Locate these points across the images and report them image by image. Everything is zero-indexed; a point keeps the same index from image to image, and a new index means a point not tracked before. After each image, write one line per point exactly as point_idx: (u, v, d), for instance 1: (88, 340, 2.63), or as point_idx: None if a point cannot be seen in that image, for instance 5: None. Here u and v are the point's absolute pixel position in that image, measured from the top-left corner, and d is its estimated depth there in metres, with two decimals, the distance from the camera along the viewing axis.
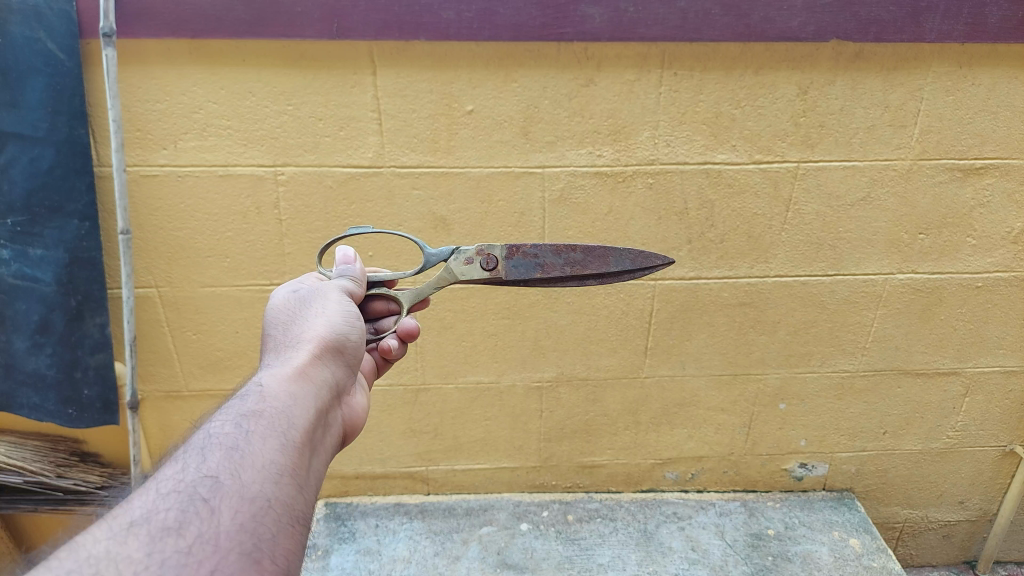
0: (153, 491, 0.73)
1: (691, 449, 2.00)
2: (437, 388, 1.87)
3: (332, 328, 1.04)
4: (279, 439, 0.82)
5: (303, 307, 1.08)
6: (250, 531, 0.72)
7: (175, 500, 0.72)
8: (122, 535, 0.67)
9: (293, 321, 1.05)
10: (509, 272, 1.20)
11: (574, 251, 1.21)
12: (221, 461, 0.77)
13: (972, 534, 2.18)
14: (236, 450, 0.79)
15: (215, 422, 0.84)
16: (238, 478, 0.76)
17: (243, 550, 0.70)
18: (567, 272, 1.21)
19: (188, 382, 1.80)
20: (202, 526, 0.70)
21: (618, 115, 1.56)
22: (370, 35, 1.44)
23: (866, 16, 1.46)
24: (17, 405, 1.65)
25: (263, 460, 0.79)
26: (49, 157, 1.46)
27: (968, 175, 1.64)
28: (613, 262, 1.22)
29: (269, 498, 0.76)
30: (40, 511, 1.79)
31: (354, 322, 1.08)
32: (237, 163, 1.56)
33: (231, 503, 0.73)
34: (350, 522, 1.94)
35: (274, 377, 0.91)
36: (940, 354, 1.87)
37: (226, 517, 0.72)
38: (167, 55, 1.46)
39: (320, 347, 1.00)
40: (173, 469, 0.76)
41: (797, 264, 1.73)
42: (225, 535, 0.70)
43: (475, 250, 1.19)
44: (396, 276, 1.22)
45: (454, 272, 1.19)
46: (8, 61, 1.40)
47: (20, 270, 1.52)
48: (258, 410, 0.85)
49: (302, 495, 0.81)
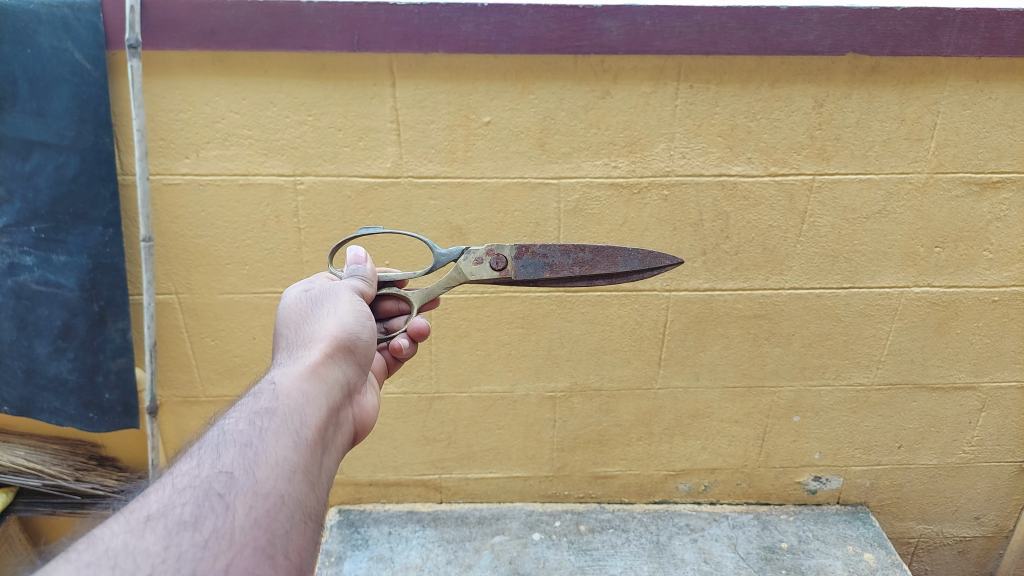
0: (169, 486, 0.74)
1: (705, 460, 2.00)
2: (451, 397, 1.88)
3: (344, 327, 1.04)
4: (291, 437, 0.83)
5: (315, 306, 1.08)
6: (264, 526, 0.74)
7: (190, 495, 0.73)
8: (139, 529, 0.68)
9: (306, 321, 1.06)
10: (518, 271, 1.21)
11: (582, 251, 1.22)
12: (236, 457, 0.78)
13: (988, 550, 2.16)
14: (250, 447, 0.80)
15: (230, 419, 0.85)
16: (252, 475, 0.77)
17: (258, 546, 0.72)
18: (576, 272, 1.22)
19: (206, 387, 1.82)
20: (217, 522, 0.71)
21: (634, 127, 1.57)
22: (390, 47, 1.47)
23: (882, 30, 1.46)
24: (39, 409, 1.67)
25: (276, 457, 0.80)
26: (74, 165, 1.49)
27: (984, 189, 1.63)
28: (623, 262, 1.23)
29: (282, 494, 0.77)
30: (57, 515, 1.83)
31: (365, 321, 1.08)
32: (258, 172, 1.58)
33: (245, 499, 0.74)
34: (362, 529, 1.95)
35: (287, 376, 0.92)
36: (956, 367, 1.86)
37: (241, 512, 0.73)
38: (190, 65, 1.49)
39: (332, 345, 1.01)
40: (188, 465, 0.77)
41: (811, 276, 1.73)
42: (240, 530, 0.72)
43: (484, 250, 1.20)
44: (407, 275, 1.22)
45: (464, 272, 1.20)
46: (36, 70, 1.43)
47: (44, 276, 1.55)
48: (271, 408, 0.85)
49: (314, 493, 0.82)
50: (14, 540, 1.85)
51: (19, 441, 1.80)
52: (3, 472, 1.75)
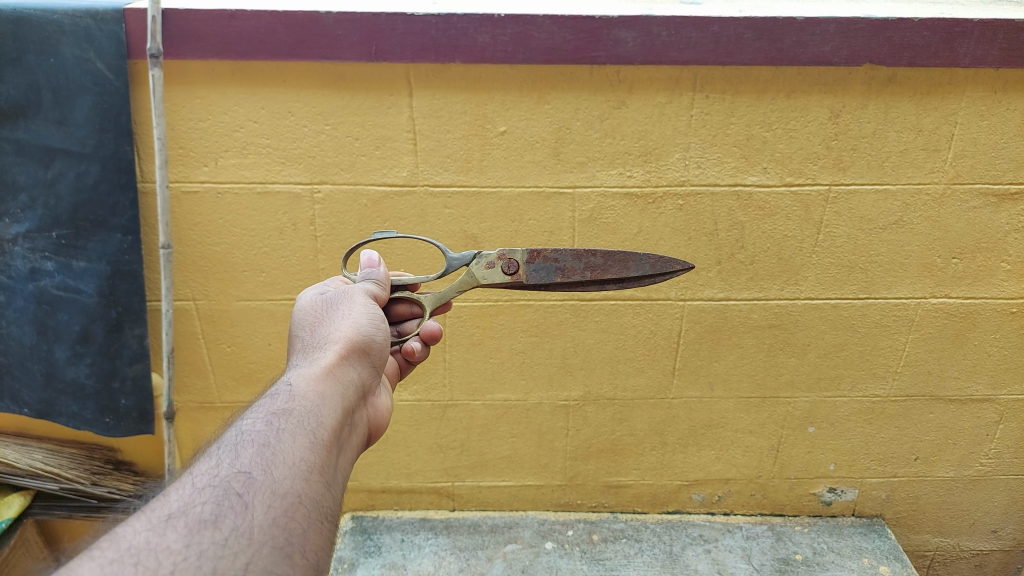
0: (189, 485, 0.75)
1: (718, 471, 1.99)
2: (464, 405, 1.88)
3: (358, 329, 1.05)
4: (307, 437, 0.83)
5: (330, 309, 1.09)
6: (283, 526, 0.74)
7: (210, 493, 0.73)
8: (161, 527, 0.69)
9: (321, 322, 1.06)
10: (530, 275, 1.21)
11: (594, 255, 1.22)
12: (254, 457, 0.78)
13: (1005, 564, 2.13)
14: (267, 447, 0.80)
15: (248, 420, 0.85)
16: (270, 474, 0.77)
17: (276, 545, 0.72)
18: (588, 276, 1.22)
19: (221, 393, 1.84)
20: (237, 520, 0.72)
21: (649, 137, 1.58)
22: (408, 57, 1.47)
23: (899, 41, 1.46)
24: (56, 413, 1.69)
25: (293, 457, 0.80)
26: (94, 172, 1.51)
27: (1002, 201, 1.62)
28: (634, 267, 1.23)
29: (299, 494, 0.77)
30: (74, 518, 1.85)
31: (380, 324, 1.09)
32: (275, 181, 1.60)
33: (263, 498, 0.74)
34: (375, 536, 1.95)
35: (302, 377, 0.93)
36: (973, 379, 1.84)
37: (260, 511, 0.73)
38: (210, 76, 1.50)
39: (347, 347, 1.01)
40: (208, 465, 0.78)
41: (827, 287, 1.72)
42: (259, 529, 0.72)
43: (496, 254, 1.20)
44: (419, 279, 1.22)
45: (476, 276, 1.20)
46: (59, 80, 1.46)
47: (64, 282, 1.57)
48: (288, 409, 0.86)
49: (330, 492, 0.82)
50: (30, 543, 1.87)
51: (37, 445, 1.82)
52: (21, 475, 1.78)
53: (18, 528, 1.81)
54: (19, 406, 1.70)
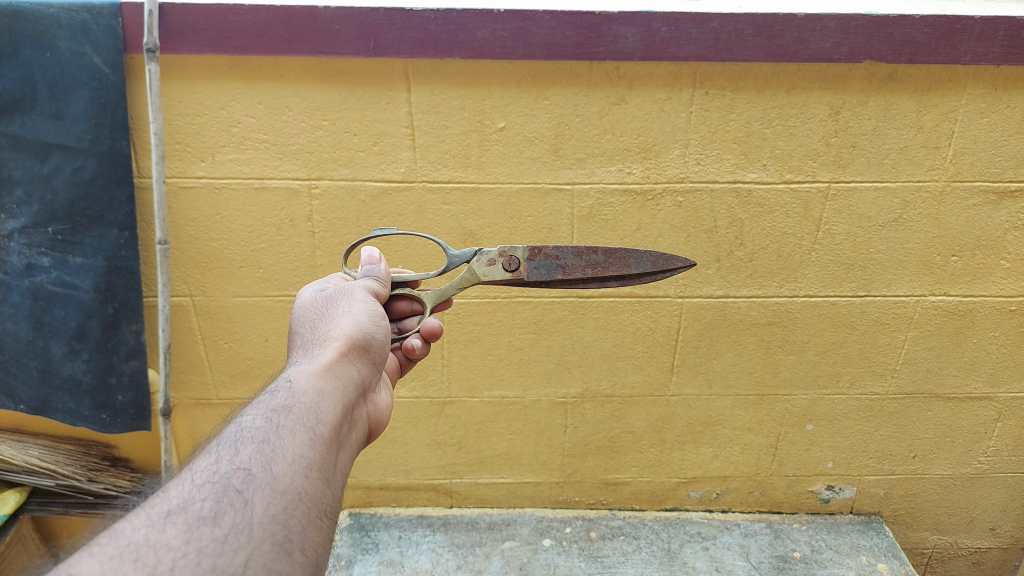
0: (188, 481, 0.74)
1: (716, 468, 1.99)
2: (462, 401, 1.87)
3: (358, 326, 1.04)
4: (307, 434, 0.83)
5: (330, 305, 1.08)
6: (282, 523, 0.73)
7: (209, 490, 0.73)
8: (160, 523, 0.68)
9: (321, 319, 1.06)
10: (531, 273, 1.20)
11: (595, 252, 1.21)
12: (253, 454, 0.78)
13: (1003, 562, 2.13)
14: (267, 443, 0.80)
15: (247, 416, 0.85)
16: (270, 471, 0.76)
17: (275, 542, 0.71)
18: (589, 274, 1.21)
19: (218, 390, 1.84)
20: (237, 517, 0.71)
21: (648, 133, 1.57)
22: (407, 53, 1.47)
23: (900, 37, 1.45)
24: (52, 409, 1.69)
25: (293, 453, 0.80)
26: (91, 168, 1.50)
27: (1002, 198, 1.62)
28: (635, 265, 1.22)
29: (299, 491, 0.77)
30: (70, 514, 1.85)
31: (380, 321, 1.08)
32: (273, 176, 1.59)
33: (263, 495, 0.74)
34: (373, 533, 1.95)
35: (302, 374, 0.92)
36: (972, 378, 1.84)
37: (259, 508, 0.73)
38: (208, 71, 1.49)
39: (347, 344, 1.00)
40: (207, 461, 0.77)
41: (826, 284, 1.72)
42: (258, 526, 0.71)
43: (497, 251, 1.19)
44: (420, 276, 1.21)
45: (476, 273, 1.19)
46: (56, 75, 1.45)
47: (60, 278, 1.56)
48: (288, 406, 0.85)
49: (329, 490, 0.82)
50: (26, 539, 1.87)
51: (33, 441, 1.82)
52: (17, 472, 1.76)
53: (14, 524, 1.81)
54: (15, 402, 1.70)
